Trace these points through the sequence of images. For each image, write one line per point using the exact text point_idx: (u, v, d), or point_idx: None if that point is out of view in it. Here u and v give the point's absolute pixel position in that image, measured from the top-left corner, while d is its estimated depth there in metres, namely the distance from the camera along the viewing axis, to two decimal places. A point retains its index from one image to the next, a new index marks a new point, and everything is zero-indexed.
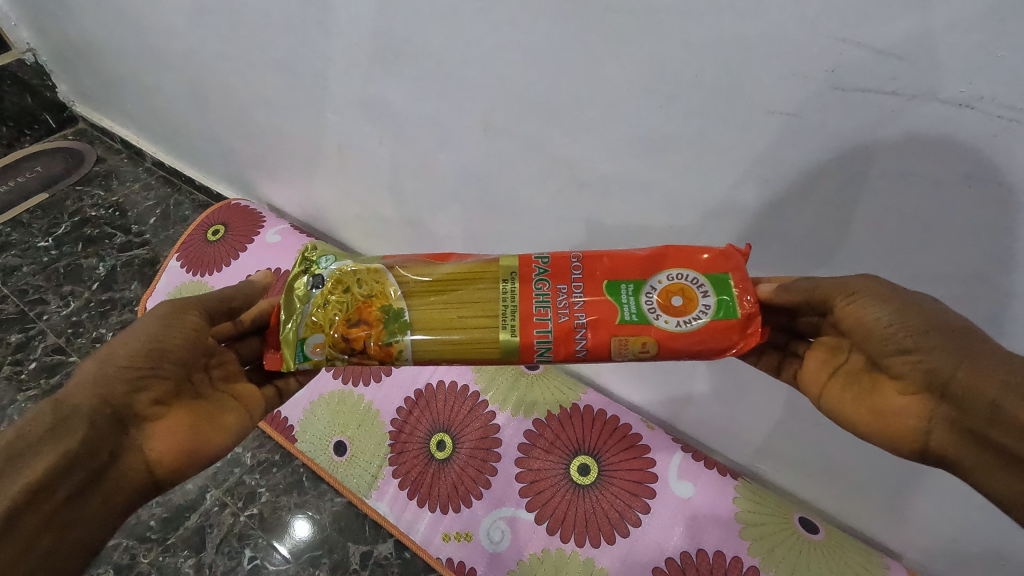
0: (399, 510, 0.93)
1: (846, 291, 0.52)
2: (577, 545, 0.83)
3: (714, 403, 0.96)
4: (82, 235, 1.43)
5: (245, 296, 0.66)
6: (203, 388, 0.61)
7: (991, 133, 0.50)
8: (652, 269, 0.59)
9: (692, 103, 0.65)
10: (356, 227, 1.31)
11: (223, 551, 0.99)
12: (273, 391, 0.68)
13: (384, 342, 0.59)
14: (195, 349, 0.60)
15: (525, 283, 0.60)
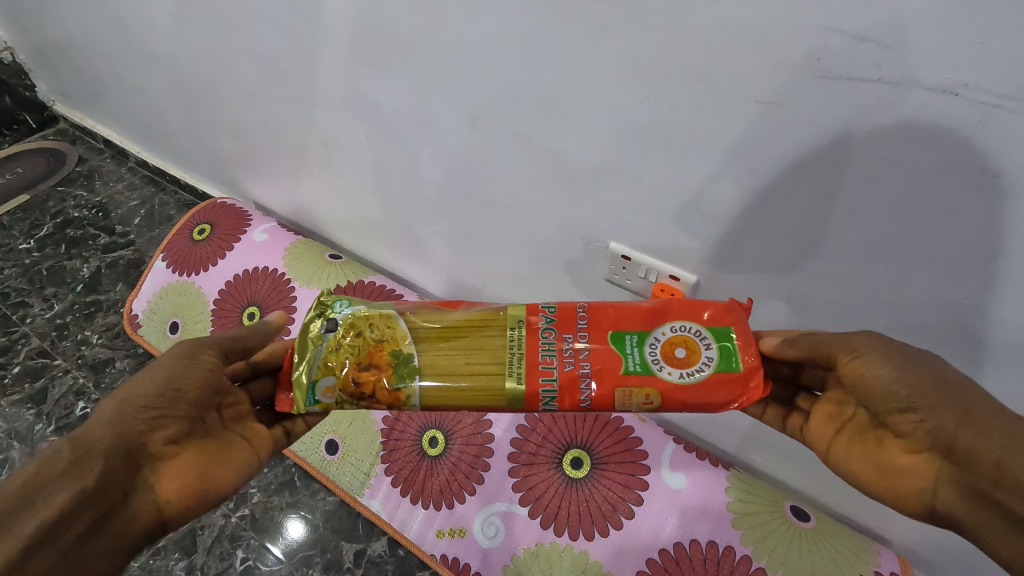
0: (392, 507, 0.92)
1: (848, 348, 0.53)
2: (571, 539, 0.83)
3: None
4: (65, 236, 1.41)
5: (260, 337, 0.65)
6: (215, 428, 0.60)
7: (975, 120, 0.50)
8: (655, 322, 0.60)
9: (678, 95, 0.65)
10: (344, 225, 1.29)
11: (215, 553, 0.98)
12: (281, 432, 0.66)
13: (393, 386, 0.59)
14: (210, 390, 0.59)
15: (531, 332, 0.60)
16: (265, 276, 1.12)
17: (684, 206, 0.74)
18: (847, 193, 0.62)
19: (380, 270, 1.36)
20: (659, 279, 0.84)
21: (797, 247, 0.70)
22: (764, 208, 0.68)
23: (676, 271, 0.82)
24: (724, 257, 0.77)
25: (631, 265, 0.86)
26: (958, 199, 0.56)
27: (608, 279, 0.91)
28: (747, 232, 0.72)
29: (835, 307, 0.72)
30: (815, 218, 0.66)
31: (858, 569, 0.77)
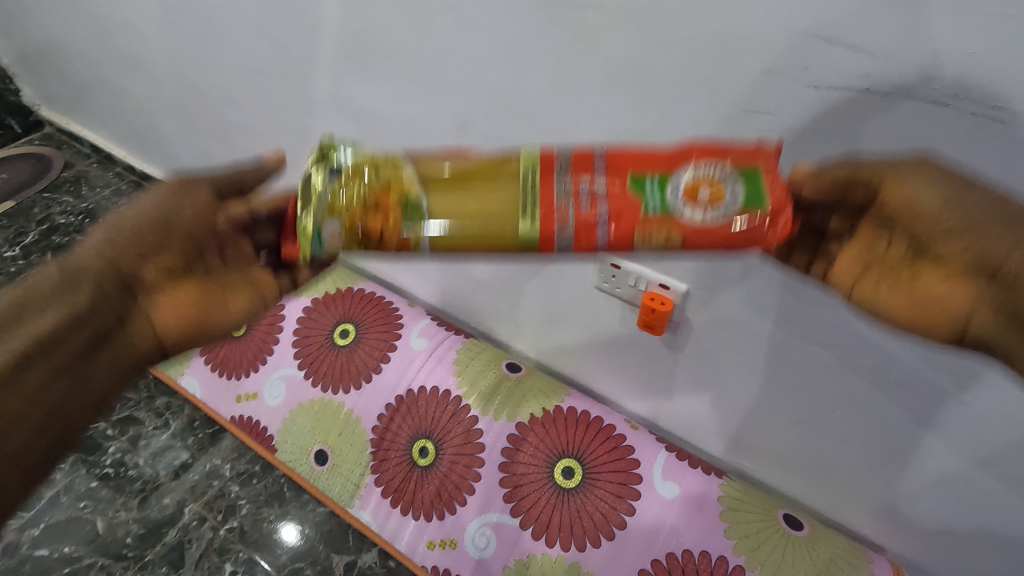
0: (382, 518, 0.91)
1: (898, 173, 0.47)
2: (563, 550, 0.82)
3: (698, 400, 0.95)
4: (51, 244, 1.39)
5: (258, 178, 0.51)
6: (210, 268, 0.51)
7: (966, 131, 0.49)
8: (678, 163, 0.47)
9: (665, 103, 0.63)
10: None
11: (204, 567, 0.95)
12: (268, 279, 0.53)
13: (399, 234, 0.46)
14: (195, 225, 0.48)
15: (546, 175, 0.47)
16: None
17: None
18: None
19: (370, 276, 1.29)
20: (648, 288, 0.82)
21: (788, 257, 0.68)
22: None
23: (664, 280, 0.81)
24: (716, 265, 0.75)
25: (621, 274, 0.84)
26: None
27: (597, 289, 0.88)
28: None
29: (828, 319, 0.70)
30: None
31: None
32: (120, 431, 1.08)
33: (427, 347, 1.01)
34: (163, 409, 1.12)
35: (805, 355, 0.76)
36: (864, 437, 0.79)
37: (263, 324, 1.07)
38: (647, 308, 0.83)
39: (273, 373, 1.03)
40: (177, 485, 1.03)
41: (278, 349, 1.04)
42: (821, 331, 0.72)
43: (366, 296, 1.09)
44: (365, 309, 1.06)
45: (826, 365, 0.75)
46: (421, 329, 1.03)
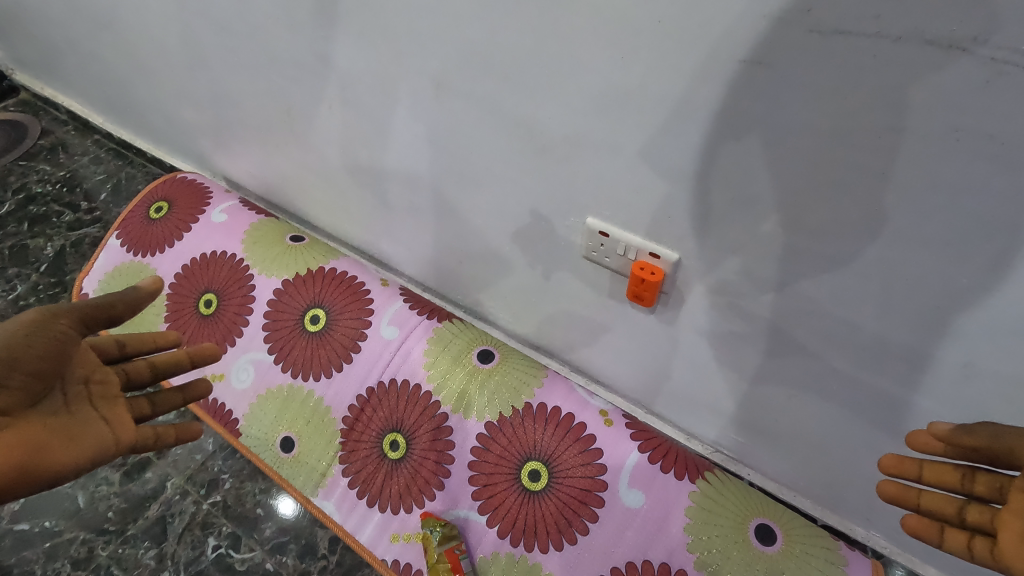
0: (345, 509, 0.91)
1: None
2: (526, 550, 0.82)
3: (695, 380, 0.87)
4: (27, 214, 1.37)
5: (126, 304, 0.60)
6: (62, 404, 0.57)
7: (985, 80, 0.41)
8: None
9: (644, 63, 0.54)
10: (313, 198, 1.19)
11: (186, 540, 0.94)
12: (146, 403, 0.65)
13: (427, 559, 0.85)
14: (55, 360, 0.56)
15: None
16: (224, 261, 1.10)
17: (655, 209, 0.67)
18: (835, 210, 0.54)
19: (349, 249, 1.24)
20: (637, 256, 0.72)
21: (777, 261, 0.63)
22: (739, 216, 0.61)
23: (653, 248, 0.71)
24: (700, 265, 0.69)
25: (609, 242, 0.74)
26: (974, 184, 0.46)
27: (586, 257, 0.79)
28: (722, 242, 0.65)
29: (823, 325, 0.65)
30: (799, 234, 0.58)
31: None
32: None
33: (397, 336, 0.98)
34: None
35: (795, 358, 0.72)
36: (851, 440, 0.76)
37: (234, 304, 1.06)
38: (636, 278, 0.73)
39: (240, 356, 1.02)
40: (160, 459, 1.02)
41: (247, 332, 1.03)
42: (812, 335, 0.67)
43: (338, 277, 1.05)
44: (336, 292, 1.03)
45: (814, 369, 0.71)
46: (391, 316, 1.00)
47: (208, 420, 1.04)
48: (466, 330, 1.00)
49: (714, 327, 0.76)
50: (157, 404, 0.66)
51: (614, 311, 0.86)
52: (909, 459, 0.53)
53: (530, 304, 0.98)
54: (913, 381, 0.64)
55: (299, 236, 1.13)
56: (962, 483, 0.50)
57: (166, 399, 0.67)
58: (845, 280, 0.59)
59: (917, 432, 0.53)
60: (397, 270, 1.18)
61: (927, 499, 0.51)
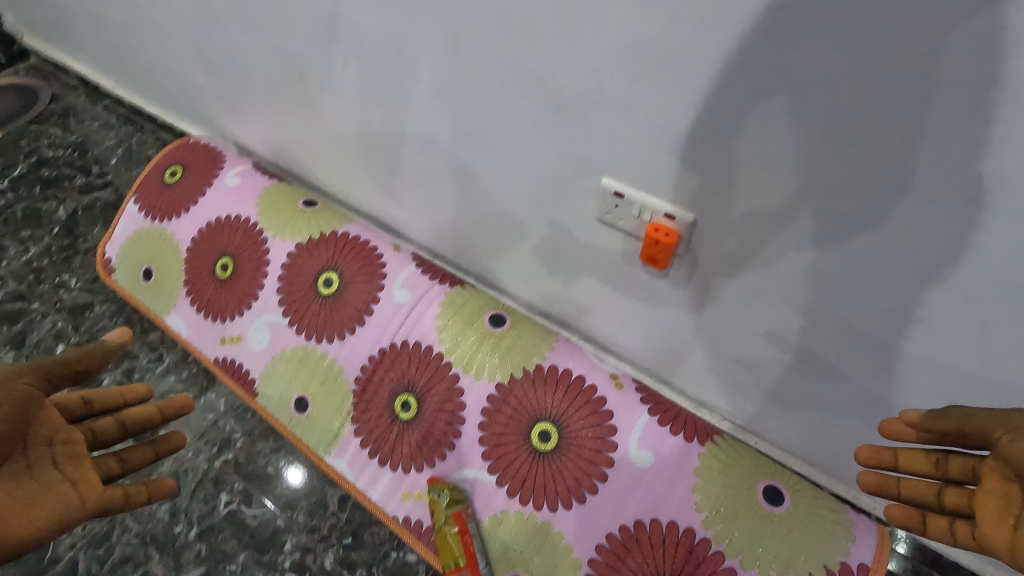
0: (358, 468, 0.93)
1: (1006, 426, 0.49)
2: (536, 509, 0.84)
3: (705, 349, 0.87)
4: (39, 177, 1.37)
5: (88, 354, 0.65)
6: (25, 467, 0.58)
7: (1011, 27, 0.41)
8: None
9: (668, 14, 0.54)
10: (325, 164, 1.18)
11: (199, 496, 0.94)
12: (114, 462, 0.66)
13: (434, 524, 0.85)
14: (18, 421, 0.57)
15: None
16: (237, 226, 1.10)
17: (674, 168, 0.66)
18: (861, 166, 0.54)
19: (359, 214, 1.23)
20: (652, 219, 0.72)
21: (797, 221, 0.62)
22: (761, 174, 0.61)
23: (669, 209, 0.70)
24: (718, 225, 0.69)
25: (624, 203, 0.74)
26: (996, 136, 0.46)
27: (601, 220, 0.79)
28: (742, 201, 0.64)
29: (842, 288, 0.65)
30: (822, 192, 0.58)
31: (821, 556, 0.75)
32: (113, 364, 1.09)
33: (408, 300, 0.98)
34: (158, 344, 1.12)
35: (810, 323, 0.71)
36: (862, 406, 0.76)
37: (249, 267, 1.06)
38: (650, 240, 0.73)
39: (256, 318, 1.03)
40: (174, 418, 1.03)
41: (262, 294, 1.04)
42: (829, 300, 0.67)
43: (351, 241, 1.05)
44: (349, 256, 1.03)
45: (827, 334, 0.71)
46: (404, 279, 1.00)
47: (222, 379, 1.05)
48: (477, 295, 1.00)
49: (728, 292, 0.76)
50: (127, 462, 0.68)
51: (627, 277, 0.85)
52: (885, 449, 0.60)
53: (542, 270, 0.98)
54: (928, 345, 0.64)
55: (312, 201, 1.13)
56: (936, 468, 0.56)
57: (139, 454, 0.69)
58: (866, 240, 0.59)
59: (889, 421, 0.60)
60: (407, 236, 1.17)
61: (907, 485, 0.57)
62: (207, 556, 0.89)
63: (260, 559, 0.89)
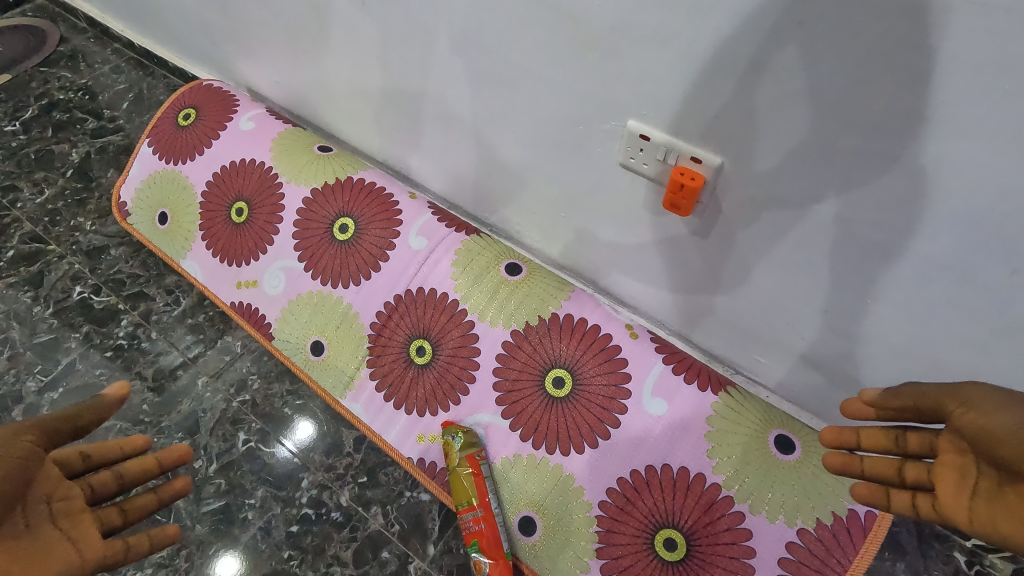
0: (373, 411, 0.95)
1: (959, 399, 0.49)
2: (547, 453, 0.85)
3: (721, 302, 0.87)
4: (51, 120, 1.36)
5: (92, 412, 0.59)
6: (22, 527, 0.53)
7: None
8: (491, 532, 0.82)
9: None
10: (340, 110, 1.15)
11: (217, 434, 0.96)
12: (116, 513, 0.60)
13: (448, 464, 0.86)
14: (21, 481, 0.53)
15: (475, 516, 0.82)
16: (253, 169, 1.10)
17: (696, 107, 0.65)
18: (890, 101, 0.52)
19: (374, 162, 1.21)
20: (678, 162, 0.71)
21: (821, 166, 0.61)
22: (786, 113, 0.59)
23: (694, 152, 0.69)
24: (740, 169, 0.67)
25: (649, 146, 0.72)
26: None
27: (623, 164, 0.77)
28: (765, 142, 0.63)
29: (864, 235, 0.63)
30: (849, 130, 0.56)
31: (830, 503, 0.76)
32: (131, 306, 1.09)
33: (425, 247, 0.99)
34: (174, 288, 1.12)
35: (828, 273, 0.70)
36: (878, 361, 0.75)
37: (264, 212, 1.06)
38: (674, 184, 0.71)
39: (273, 263, 1.04)
40: (192, 360, 1.03)
41: (277, 240, 1.04)
42: (849, 248, 0.66)
43: (368, 188, 1.05)
44: (364, 203, 1.03)
45: (843, 289, 0.70)
46: (419, 226, 1.01)
47: (238, 322, 1.06)
48: (493, 245, 1.00)
49: (746, 241, 0.75)
50: (129, 512, 0.61)
51: (644, 226, 0.84)
52: (846, 428, 0.59)
53: (558, 220, 0.97)
54: (951, 296, 0.62)
55: (327, 146, 1.12)
56: (896, 443, 0.56)
57: (140, 502, 0.63)
58: (893, 183, 0.57)
59: (850, 401, 0.59)
60: (423, 186, 1.16)
61: (870, 463, 0.57)
62: (227, 490, 0.91)
63: (278, 494, 0.91)
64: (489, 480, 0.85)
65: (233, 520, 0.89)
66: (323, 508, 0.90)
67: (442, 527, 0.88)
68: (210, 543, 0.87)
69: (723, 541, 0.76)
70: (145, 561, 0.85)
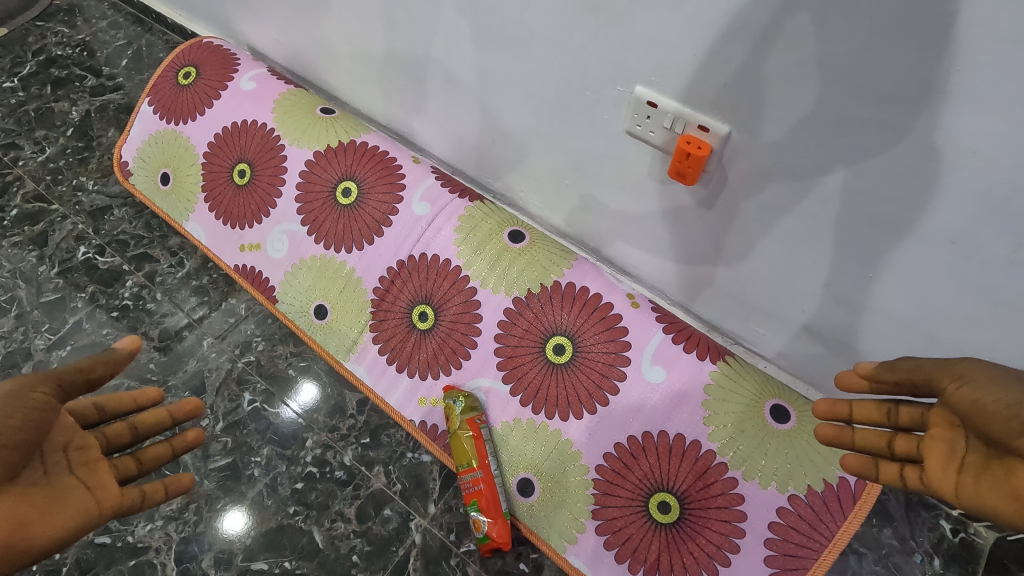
0: (376, 374, 0.96)
1: (954, 374, 0.49)
2: (547, 418, 0.87)
3: (723, 273, 0.87)
4: (49, 77, 1.34)
5: (107, 366, 0.60)
6: (41, 473, 0.55)
7: None
8: (490, 492, 0.84)
9: None
10: (343, 71, 1.13)
11: (223, 394, 0.98)
12: (132, 462, 0.63)
13: (449, 426, 0.88)
14: (38, 431, 0.54)
15: (474, 477, 0.84)
16: (255, 131, 1.09)
17: (706, 73, 0.64)
18: (904, 70, 0.51)
19: (377, 126, 1.20)
20: (684, 130, 0.70)
21: (830, 137, 0.60)
22: (798, 82, 0.58)
23: (702, 120, 0.68)
24: (748, 138, 0.66)
25: (656, 113, 0.71)
26: None
27: (629, 131, 0.76)
28: (775, 111, 0.62)
29: (870, 207, 0.63)
30: (860, 100, 0.55)
31: (821, 471, 0.78)
32: (135, 267, 1.10)
33: (428, 213, 0.98)
34: (177, 249, 1.12)
35: (832, 245, 0.70)
36: (877, 334, 0.75)
37: (266, 174, 1.06)
38: (681, 152, 0.70)
39: (276, 227, 1.04)
40: (197, 321, 1.04)
41: (280, 203, 1.04)
42: (854, 220, 0.65)
43: (371, 151, 1.04)
44: (368, 166, 1.02)
45: (846, 261, 0.70)
46: (423, 192, 1.00)
47: (241, 284, 1.07)
48: (496, 211, 1.00)
49: (751, 211, 0.74)
50: (144, 462, 0.64)
51: (649, 195, 0.84)
52: (839, 401, 0.60)
53: (562, 187, 0.96)
54: (954, 270, 0.62)
55: (330, 108, 1.10)
56: (888, 416, 0.57)
57: (155, 452, 0.65)
58: (902, 155, 0.57)
59: (844, 373, 0.59)
60: (426, 150, 1.15)
61: (861, 435, 0.58)
62: (234, 448, 0.93)
63: (283, 453, 0.93)
64: (488, 443, 0.87)
65: (241, 476, 0.91)
66: (327, 466, 0.92)
67: (443, 487, 0.91)
68: (218, 498, 0.90)
69: (716, 505, 0.79)
70: (156, 514, 0.88)
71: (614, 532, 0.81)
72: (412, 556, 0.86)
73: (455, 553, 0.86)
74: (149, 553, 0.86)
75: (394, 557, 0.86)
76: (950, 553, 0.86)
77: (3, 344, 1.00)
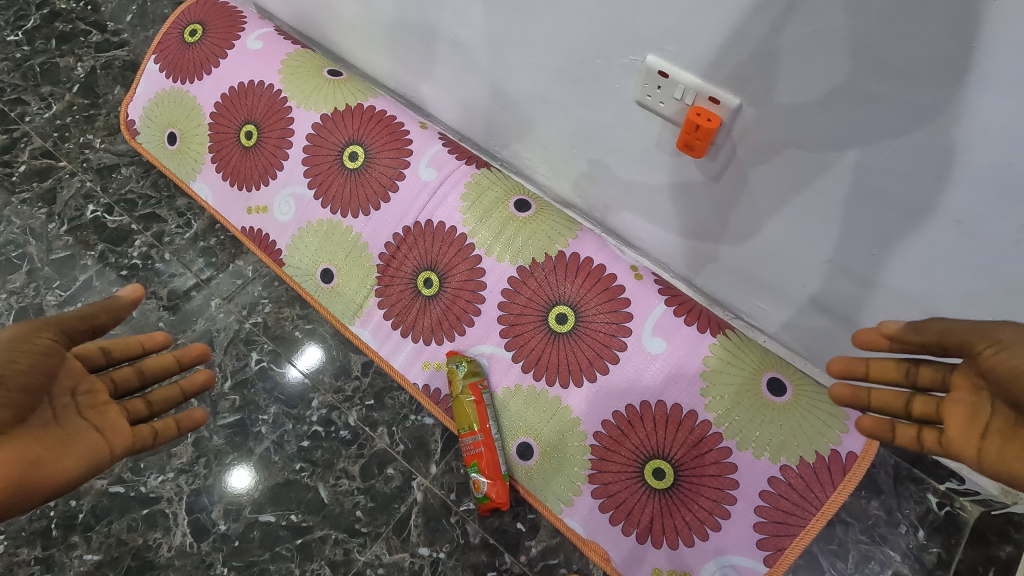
0: (381, 338, 0.98)
1: (989, 338, 0.49)
2: (547, 385, 0.89)
3: (728, 247, 0.87)
4: (54, 31, 1.32)
5: (111, 313, 0.61)
6: (51, 416, 0.57)
7: None
8: (492, 454, 0.87)
9: None
10: (351, 32, 1.11)
11: (231, 353, 1.00)
12: (142, 404, 0.66)
13: (453, 389, 0.90)
14: (45, 375, 0.55)
15: (476, 438, 0.87)
16: (261, 92, 1.08)
17: (720, 44, 0.63)
18: (923, 44, 0.50)
19: (385, 89, 1.19)
20: (695, 102, 0.69)
21: (841, 113, 0.60)
22: (813, 54, 0.57)
23: (714, 92, 0.67)
24: (760, 111, 0.66)
25: (667, 84, 0.70)
26: None
27: (639, 101, 0.76)
28: (788, 85, 0.61)
29: (878, 184, 0.63)
30: (876, 75, 0.55)
31: (813, 443, 0.80)
32: (144, 226, 1.10)
33: (434, 179, 0.98)
34: (185, 210, 1.13)
35: (838, 221, 0.70)
36: (878, 312, 0.76)
37: (273, 136, 1.05)
38: (690, 124, 0.69)
39: (283, 189, 1.04)
40: (204, 282, 1.06)
41: (286, 166, 1.04)
42: (860, 196, 0.65)
43: (378, 116, 1.03)
44: (375, 130, 1.02)
45: (852, 237, 0.70)
46: (430, 157, 1.00)
47: (247, 246, 1.08)
48: (503, 179, 1.00)
49: (759, 186, 0.74)
50: (153, 403, 0.67)
51: (657, 166, 0.84)
52: (857, 359, 0.61)
53: (570, 157, 0.96)
54: (958, 250, 0.62)
55: (337, 71, 1.09)
56: (905, 375, 0.58)
57: (163, 393, 0.68)
58: (914, 132, 0.56)
59: (866, 332, 0.60)
60: (433, 115, 1.14)
61: (877, 395, 0.59)
62: (242, 406, 0.96)
63: (290, 412, 0.96)
64: (490, 408, 0.89)
65: (249, 433, 0.94)
66: (332, 426, 0.95)
67: (444, 448, 0.93)
68: (227, 453, 0.93)
69: (710, 474, 0.81)
70: (167, 466, 0.91)
71: (609, 496, 0.84)
72: (414, 513, 0.89)
73: (455, 511, 0.89)
74: (161, 503, 0.89)
75: (396, 513, 0.89)
76: (934, 525, 0.89)
77: (15, 299, 1.02)
